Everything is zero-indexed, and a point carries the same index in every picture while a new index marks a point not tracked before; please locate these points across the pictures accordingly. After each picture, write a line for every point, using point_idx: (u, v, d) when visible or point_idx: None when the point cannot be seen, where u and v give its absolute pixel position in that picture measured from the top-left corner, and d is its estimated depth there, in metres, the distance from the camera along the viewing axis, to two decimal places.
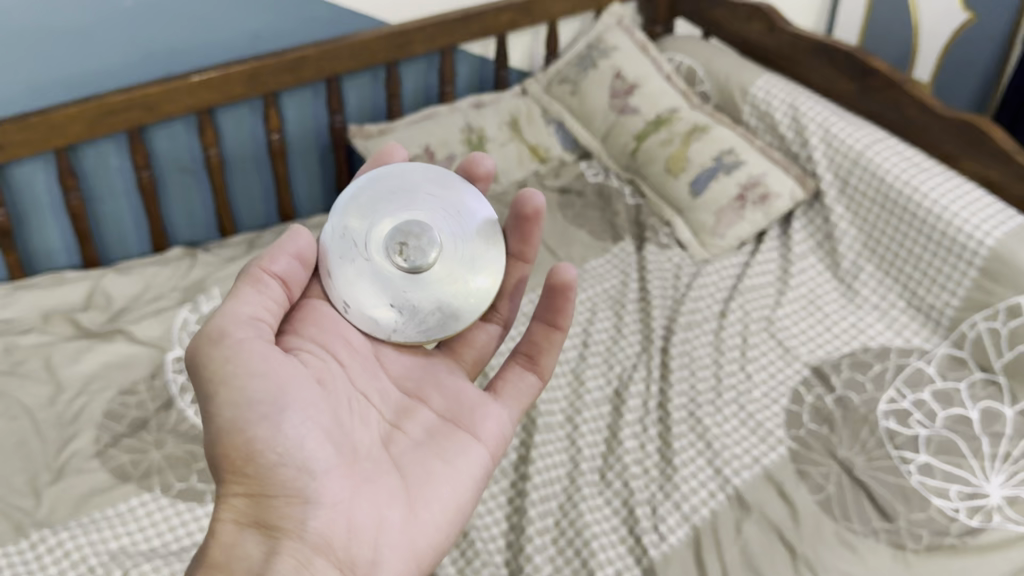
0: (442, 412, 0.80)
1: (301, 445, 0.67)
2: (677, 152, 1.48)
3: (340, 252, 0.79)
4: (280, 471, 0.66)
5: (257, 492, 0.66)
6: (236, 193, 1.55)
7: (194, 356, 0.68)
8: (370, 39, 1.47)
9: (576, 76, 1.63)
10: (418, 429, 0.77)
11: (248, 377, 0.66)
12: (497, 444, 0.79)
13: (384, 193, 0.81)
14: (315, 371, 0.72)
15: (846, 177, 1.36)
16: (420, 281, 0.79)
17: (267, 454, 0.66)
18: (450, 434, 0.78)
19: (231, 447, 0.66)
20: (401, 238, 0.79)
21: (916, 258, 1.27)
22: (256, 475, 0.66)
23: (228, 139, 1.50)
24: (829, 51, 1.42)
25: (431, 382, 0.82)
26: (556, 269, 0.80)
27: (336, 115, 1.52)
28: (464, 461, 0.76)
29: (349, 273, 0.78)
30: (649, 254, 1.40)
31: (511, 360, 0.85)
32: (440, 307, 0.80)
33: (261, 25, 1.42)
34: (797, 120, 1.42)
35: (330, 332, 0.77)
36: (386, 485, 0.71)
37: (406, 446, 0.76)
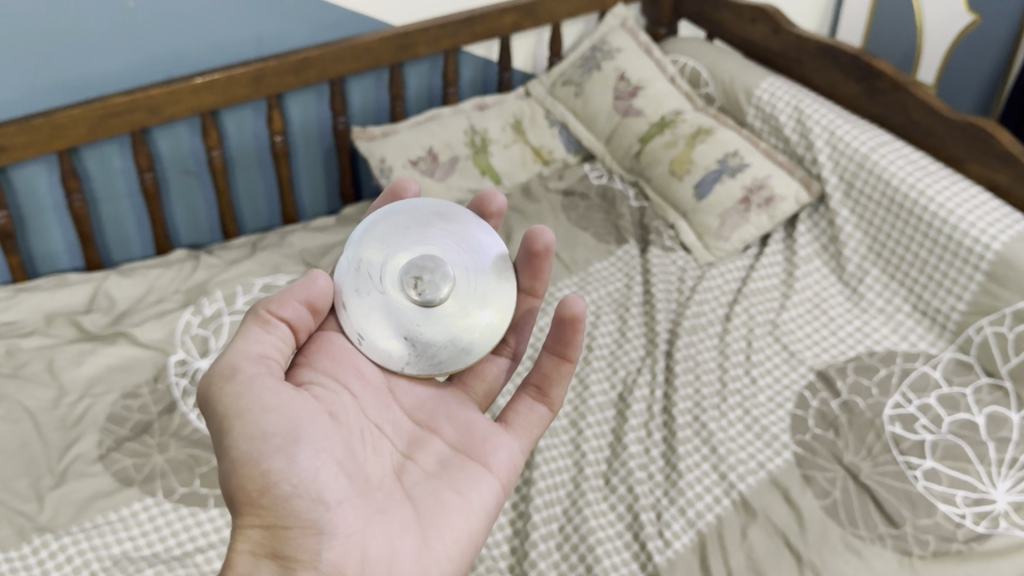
0: (453, 442, 0.79)
1: (314, 476, 0.65)
2: (681, 154, 1.48)
3: (354, 285, 0.79)
4: (295, 502, 0.64)
5: (271, 522, 0.64)
6: (239, 195, 1.55)
7: (205, 394, 0.68)
8: (374, 41, 1.46)
9: (580, 78, 1.62)
10: (429, 461, 0.77)
11: (262, 412, 0.65)
12: (508, 473, 0.78)
13: (393, 230, 0.81)
14: (326, 406, 0.72)
15: (851, 180, 1.35)
16: (432, 314, 0.79)
17: (280, 485, 0.64)
18: (461, 464, 0.77)
19: (246, 479, 0.64)
20: (416, 271, 0.79)
21: (922, 261, 1.26)
22: (270, 506, 0.64)
23: (232, 141, 1.49)
24: (834, 53, 1.41)
25: (442, 414, 0.81)
26: (566, 301, 0.78)
27: (340, 117, 1.52)
28: (476, 491, 0.75)
29: (363, 306, 0.78)
30: (654, 256, 1.40)
31: (521, 391, 0.84)
32: (452, 341, 0.79)
33: (265, 27, 1.42)
34: (801, 121, 1.41)
35: (343, 364, 0.77)
36: (398, 516, 0.70)
37: (418, 478, 0.75)
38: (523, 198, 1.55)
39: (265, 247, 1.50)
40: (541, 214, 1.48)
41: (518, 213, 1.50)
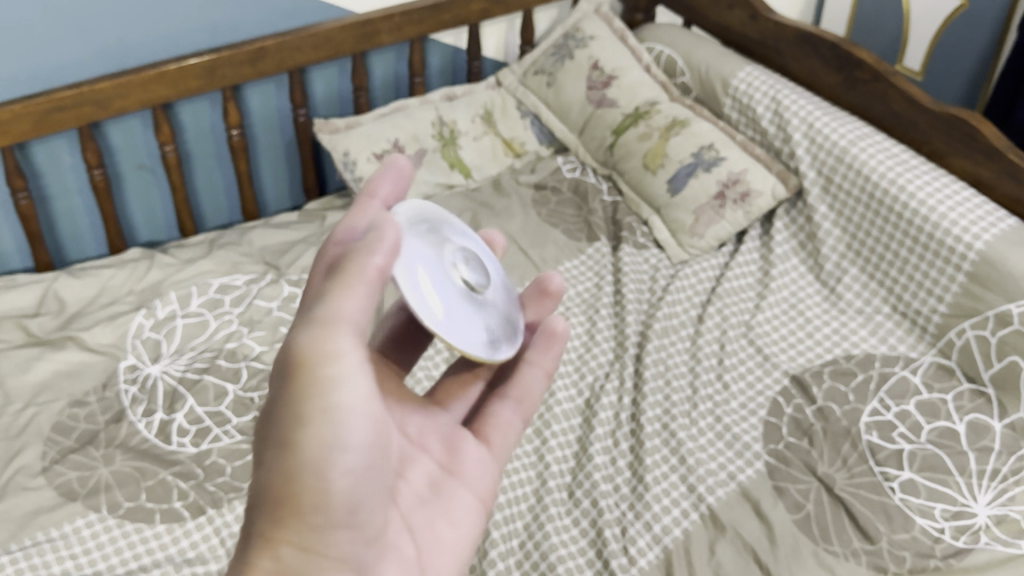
0: (443, 460, 0.71)
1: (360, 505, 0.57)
2: (656, 147, 1.42)
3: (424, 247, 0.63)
4: (339, 530, 0.56)
5: (307, 550, 0.56)
6: (197, 191, 1.49)
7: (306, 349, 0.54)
8: (334, 30, 1.40)
9: (553, 67, 1.57)
10: (424, 481, 0.69)
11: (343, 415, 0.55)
12: (488, 496, 0.73)
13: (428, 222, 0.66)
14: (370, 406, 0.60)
15: (830, 175, 1.29)
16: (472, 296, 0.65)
17: (336, 510, 0.56)
18: (451, 488, 0.70)
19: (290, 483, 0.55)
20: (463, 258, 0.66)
21: (903, 260, 1.20)
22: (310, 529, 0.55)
23: (188, 135, 1.43)
24: (814, 41, 1.35)
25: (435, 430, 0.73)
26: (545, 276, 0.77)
27: (300, 109, 1.45)
28: (465, 516, 0.70)
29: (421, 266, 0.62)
30: (624, 254, 1.34)
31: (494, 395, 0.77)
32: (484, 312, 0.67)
33: (219, 15, 1.36)
34: (779, 111, 1.35)
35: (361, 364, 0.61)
36: (402, 555, 0.63)
37: (412, 501, 0.67)
38: (493, 192, 1.49)
39: (222, 246, 1.44)
40: (510, 210, 1.43)
41: (487, 209, 1.45)
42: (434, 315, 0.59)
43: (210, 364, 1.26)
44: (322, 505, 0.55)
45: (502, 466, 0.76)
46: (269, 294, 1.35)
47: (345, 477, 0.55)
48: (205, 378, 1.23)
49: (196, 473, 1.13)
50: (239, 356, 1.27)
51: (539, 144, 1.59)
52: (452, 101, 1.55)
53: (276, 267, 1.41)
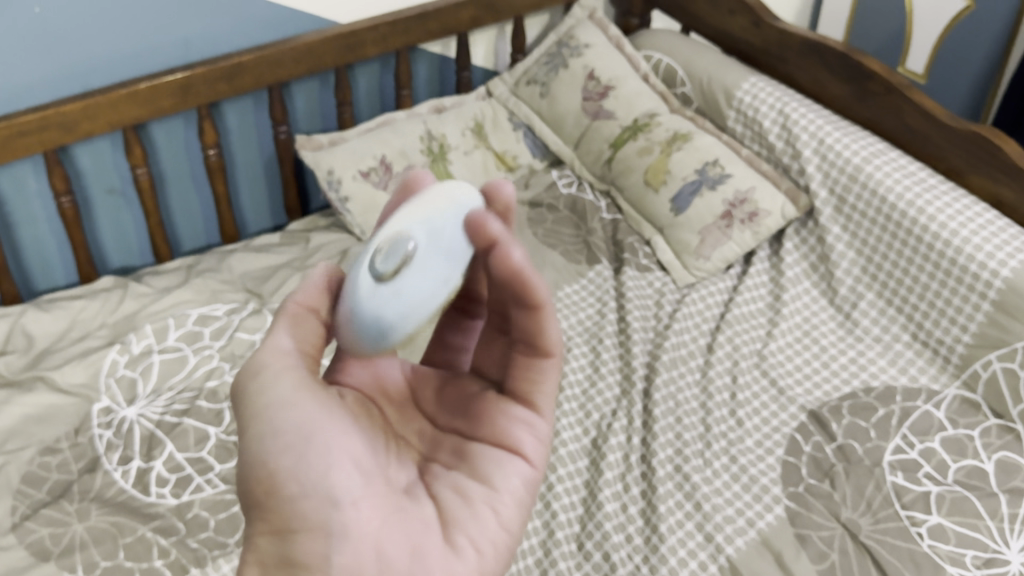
0: None
1: (324, 472, 0.55)
2: (657, 163, 1.36)
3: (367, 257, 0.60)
4: (302, 502, 0.55)
5: (280, 527, 0.56)
6: (172, 213, 1.41)
7: (238, 388, 0.60)
8: (316, 42, 1.32)
9: (546, 77, 1.50)
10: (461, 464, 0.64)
11: (281, 407, 0.57)
12: (541, 458, 0.63)
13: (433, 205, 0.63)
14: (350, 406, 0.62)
15: (842, 194, 1.22)
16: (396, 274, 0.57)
17: (288, 486, 0.56)
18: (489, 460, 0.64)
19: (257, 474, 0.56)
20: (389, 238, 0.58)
21: (923, 286, 1.14)
22: (279, 509, 0.56)
23: (162, 156, 1.34)
24: (822, 51, 1.28)
25: None
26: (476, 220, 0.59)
27: (281, 126, 1.37)
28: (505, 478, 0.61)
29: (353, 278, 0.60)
30: (627, 278, 1.27)
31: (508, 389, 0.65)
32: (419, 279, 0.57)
33: (193, 29, 1.27)
34: (788, 125, 1.28)
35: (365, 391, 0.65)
36: (416, 512, 0.58)
37: (445, 481, 0.63)
38: None
39: (200, 272, 1.36)
40: None
41: None
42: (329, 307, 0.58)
43: (190, 405, 1.18)
44: (274, 488, 0.56)
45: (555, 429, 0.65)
46: (251, 327, 1.27)
47: (285, 454, 0.56)
48: (185, 421, 1.16)
49: (178, 528, 1.05)
50: (221, 396, 1.19)
51: (532, 157, 1.51)
52: (440, 114, 1.47)
53: (257, 295, 1.33)
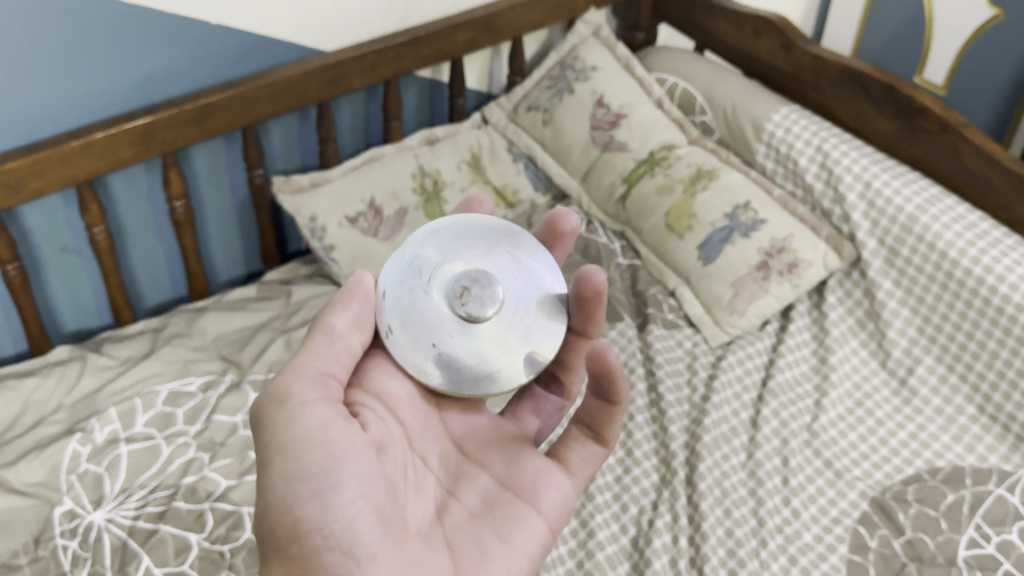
0: (501, 476, 0.71)
1: (351, 528, 0.58)
2: (680, 204, 1.22)
3: (405, 280, 0.67)
4: (326, 556, 0.57)
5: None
6: (133, 268, 1.24)
7: (256, 412, 0.60)
8: (297, 77, 1.16)
9: (548, 102, 1.35)
10: (476, 500, 0.70)
11: (308, 447, 0.58)
12: (560, 514, 0.71)
13: (486, 233, 0.71)
14: (375, 437, 0.64)
15: (894, 246, 1.11)
16: (472, 333, 0.66)
17: (313, 536, 0.57)
18: (509, 505, 0.69)
19: (278, 522, 0.57)
20: (466, 281, 0.67)
21: (990, 351, 1.03)
22: (299, 558, 0.57)
23: (121, 208, 1.18)
24: (864, 80, 1.15)
25: (496, 448, 0.73)
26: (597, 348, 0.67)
27: (256, 170, 1.20)
28: (525, 537, 0.68)
29: (403, 300, 0.67)
30: (653, 338, 1.15)
31: (571, 429, 0.76)
32: (479, 364, 0.66)
33: (155, 65, 1.10)
34: (828, 164, 1.16)
35: (397, 391, 0.68)
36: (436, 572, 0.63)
37: (460, 521, 0.68)
38: None
39: (167, 339, 1.20)
40: None
41: None
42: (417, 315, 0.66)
43: (166, 507, 1.02)
44: (296, 537, 0.57)
45: (579, 495, 0.74)
46: (231, 406, 1.12)
47: (311, 501, 0.57)
48: (162, 528, 0.99)
49: None
50: (201, 495, 1.03)
51: (534, 192, 1.36)
52: (433, 145, 1.32)
53: (236, 365, 1.17)
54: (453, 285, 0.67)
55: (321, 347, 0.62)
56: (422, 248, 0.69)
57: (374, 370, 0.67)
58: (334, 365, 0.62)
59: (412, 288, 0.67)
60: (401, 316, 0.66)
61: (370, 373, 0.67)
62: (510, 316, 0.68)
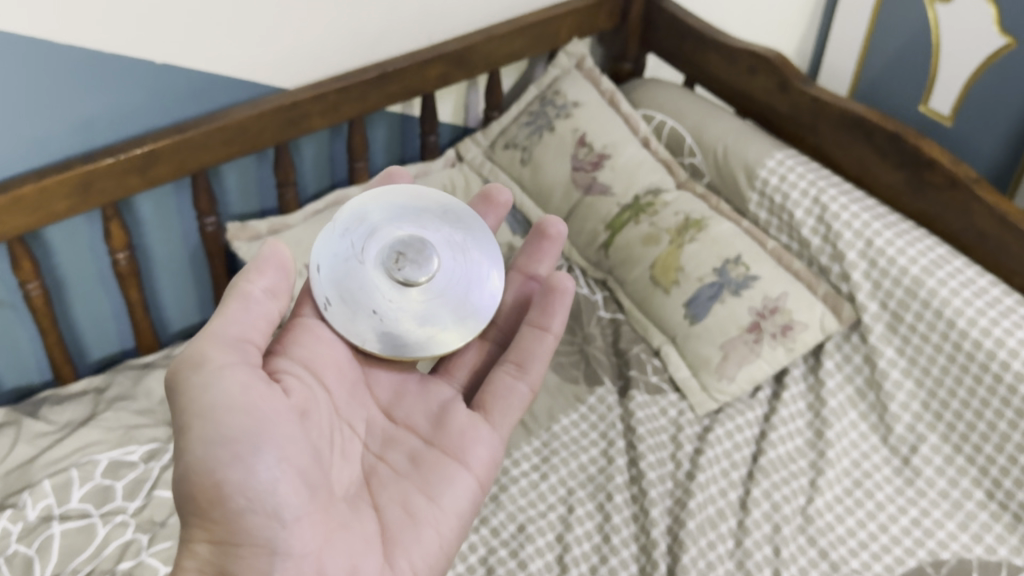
0: (428, 437, 0.77)
1: (274, 489, 0.62)
2: (667, 256, 1.13)
3: (341, 254, 0.75)
4: (250, 519, 0.61)
5: (220, 538, 0.62)
6: (76, 322, 1.15)
7: (172, 380, 0.64)
8: (251, 119, 1.06)
9: (527, 140, 1.26)
10: (403, 460, 0.75)
11: (227, 414, 0.61)
12: (487, 471, 0.76)
13: (417, 216, 0.78)
14: (299, 401, 0.68)
15: (897, 311, 1.02)
16: (405, 297, 0.75)
17: (236, 498, 0.61)
18: (434, 465, 0.74)
19: (199, 487, 0.61)
20: (400, 250, 0.75)
21: (1001, 433, 0.94)
22: (223, 520, 0.61)
23: (60, 259, 1.08)
24: (868, 126, 1.06)
25: (420, 409, 0.79)
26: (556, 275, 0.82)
27: (206, 218, 1.12)
28: (450, 496, 0.73)
29: (341, 272, 0.74)
30: (635, 406, 1.05)
31: (494, 375, 0.81)
32: (411, 327, 0.75)
33: (93, 108, 1.00)
34: (826, 217, 1.07)
35: (321, 354, 0.73)
36: (361, 534, 0.68)
37: (388, 481, 0.73)
38: None
39: (111, 401, 1.11)
40: None
41: None
42: (353, 285, 0.74)
43: None
44: (218, 500, 0.61)
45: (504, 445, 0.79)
46: None
47: (234, 467, 0.61)
48: None
49: None
50: None
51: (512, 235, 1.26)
52: None
53: None
54: (389, 254, 0.75)
55: (236, 314, 0.65)
56: (355, 224, 0.76)
57: (300, 339, 0.73)
58: (250, 333, 0.66)
59: (347, 260, 0.74)
60: (336, 288, 0.74)
61: (296, 341, 0.73)
62: (443, 283, 0.76)
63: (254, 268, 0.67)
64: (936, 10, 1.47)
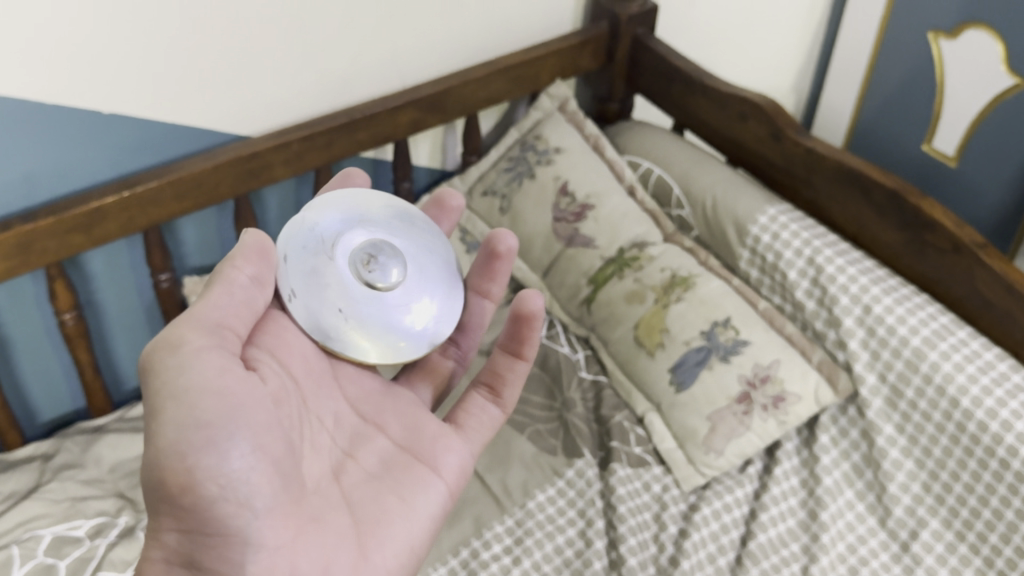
0: (400, 441, 0.74)
1: (246, 478, 0.59)
2: (652, 316, 1.06)
3: (308, 245, 0.70)
4: (221, 506, 0.58)
5: (191, 527, 0.58)
6: (24, 382, 1.08)
7: (143, 363, 0.60)
8: (208, 171, 1.00)
9: (506, 187, 1.20)
10: (373, 460, 0.72)
11: (203, 397, 0.58)
12: (456, 479, 0.74)
13: (383, 220, 0.75)
14: (272, 391, 0.65)
15: (897, 384, 0.95)
16: (370, 301, 0.71)
17: (206, 486, 0.57)
18: (406, 467, 0.72)
19: (170, 472, 0.57)
20: (370, 251, 0.72)
21: (1007, 523, 0.87)
22: (191, 508, 0.57)
23: (4, 322, 1.01)
24: (864, 182, 0.99)
25: (389, 409, 0.75)
26: (524, 297, 0.74)
27: (161, 275, 1.05)
28: (421, 499, 0.70)
29: (308, 263, 0.70)
30: (616, 481, 0.98)
31: (472, 391, 0.80)
32: (371, 334, 0.71)
33: (36, 163, 0.94)
34: (821, 280, 1.00)
35: (291, 347, 0.69)
36: (334, 528, 0.65)
37: (358, 479, 0.70)
38: None
39: (57, 470, 1.04)
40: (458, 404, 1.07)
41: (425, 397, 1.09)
42: (318, 282, 0.70)
43: None
44: (190, 487, 0.57)
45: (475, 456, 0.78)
46: (121, 559, 0.93)
47: (207, 452, 0.57)
48: None
49: None
50: None
51: None
52: None
53: (134, 505, 1.01)
54: (358, 252, 0.71)
55: (219, 299, 0.62)
56: (325, 217, 0.72)
57: (269, 329, 0.68)
58: (231, 320, 0.62)
59: (316, 254, 0.70)
60: (303, 281, 0.69)
61: (264, 331, 0.68)
62: (407, 293, 0.73)
63: (234, 261, 0.63)
64: (939, 46, 1.39)
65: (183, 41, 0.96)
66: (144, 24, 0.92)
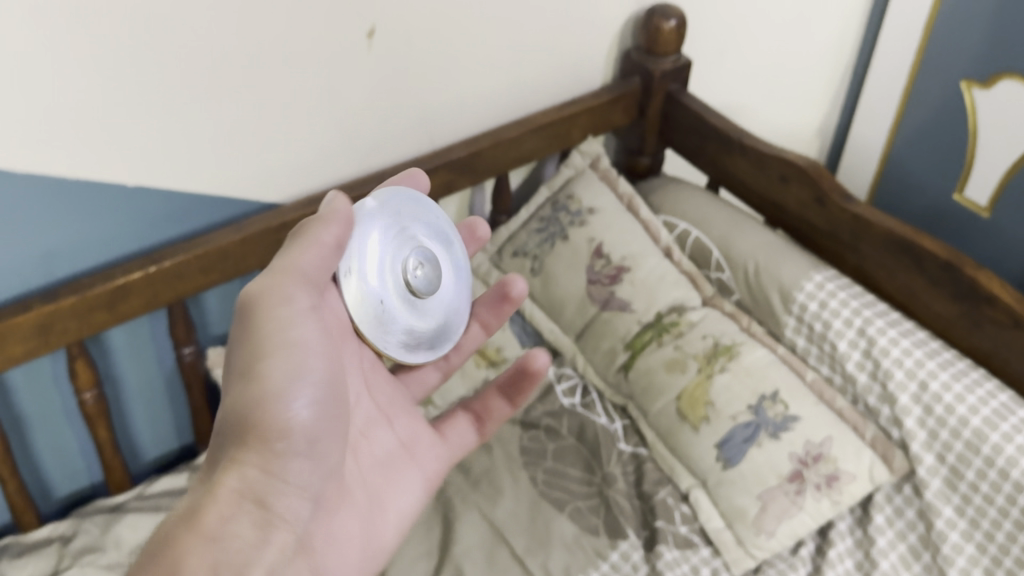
0: (398, 432, 0.74)
1: (315, 437, 0.60)
2: (695, 388, 1.03)
3: (377, 224, 0.66)
4: (295, 460, 0.58)
5: (274, 472, 0.57)
6: (41, 459, 1.03)
7: (247, 303, 0.58)
8: (235, 244, 0.96)
9: (538, 249, 1.17)
10: (374, 444, 0.72)
11: (295, 353, 0.58)
12: (437, 475, 0.76)
13: (431, 220, 0.71)
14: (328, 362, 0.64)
15: (956, 465, 0.91)
16: (402, 307, 0.67)
17: (289, 437, 0.58)
18: (404, 458, 0.73)
19: (262, 420, 0.57)
20: (422, 254, 0.68)
21: None
22: (276, 454, 0.57)
23: (22, 400, 0.97)
24: (915, 252, 0.96)
25: (391, 396, 0.75)
26: (533, 355, 0.78)
27: (184, 348, 1.01)
28: (411, 490, 0.73)
29: (373, 246, 0.65)
30: (663, 565, 0.94)
31: (456, 412, 0.81)
32: (389, 339, 0.67)
33: (57, 240, 0.89)
34: (874, 353, 0.97)
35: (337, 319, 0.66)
36: (349, 504, 0.66)
37: (362, 460, 0.70)
38: None
39: (77, 554, 0.97)
40: (494, 479, 1.03)
41: (460, 470, 1.05)
42: (372, 267, 0.65)
43: None
44: (276, 435, 0.57)
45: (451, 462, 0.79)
46: None
47: (296, 405, 0.58)
48: None
49: None
50: None
51: (520, 346, 1.17)
52: None
53: None
54: (413, 252, 0.68)
55: (321, 259, 0.60)
56: (390, 201, 0.67)
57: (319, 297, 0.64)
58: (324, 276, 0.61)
59: (383, 237, 0.66)
60: (366, 260, 0.64)
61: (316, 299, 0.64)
62: (427, 307, 0.70)
63: (333, 219, 0.61)
64: (973, 95, 1.36)
65: (211, 110, 0.92)
66: (172, 96, 0.88)
